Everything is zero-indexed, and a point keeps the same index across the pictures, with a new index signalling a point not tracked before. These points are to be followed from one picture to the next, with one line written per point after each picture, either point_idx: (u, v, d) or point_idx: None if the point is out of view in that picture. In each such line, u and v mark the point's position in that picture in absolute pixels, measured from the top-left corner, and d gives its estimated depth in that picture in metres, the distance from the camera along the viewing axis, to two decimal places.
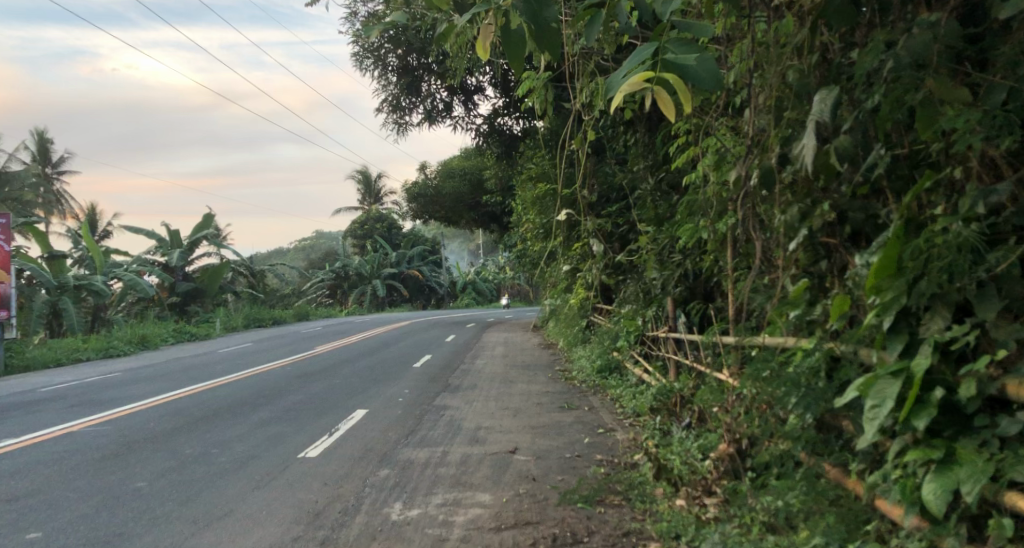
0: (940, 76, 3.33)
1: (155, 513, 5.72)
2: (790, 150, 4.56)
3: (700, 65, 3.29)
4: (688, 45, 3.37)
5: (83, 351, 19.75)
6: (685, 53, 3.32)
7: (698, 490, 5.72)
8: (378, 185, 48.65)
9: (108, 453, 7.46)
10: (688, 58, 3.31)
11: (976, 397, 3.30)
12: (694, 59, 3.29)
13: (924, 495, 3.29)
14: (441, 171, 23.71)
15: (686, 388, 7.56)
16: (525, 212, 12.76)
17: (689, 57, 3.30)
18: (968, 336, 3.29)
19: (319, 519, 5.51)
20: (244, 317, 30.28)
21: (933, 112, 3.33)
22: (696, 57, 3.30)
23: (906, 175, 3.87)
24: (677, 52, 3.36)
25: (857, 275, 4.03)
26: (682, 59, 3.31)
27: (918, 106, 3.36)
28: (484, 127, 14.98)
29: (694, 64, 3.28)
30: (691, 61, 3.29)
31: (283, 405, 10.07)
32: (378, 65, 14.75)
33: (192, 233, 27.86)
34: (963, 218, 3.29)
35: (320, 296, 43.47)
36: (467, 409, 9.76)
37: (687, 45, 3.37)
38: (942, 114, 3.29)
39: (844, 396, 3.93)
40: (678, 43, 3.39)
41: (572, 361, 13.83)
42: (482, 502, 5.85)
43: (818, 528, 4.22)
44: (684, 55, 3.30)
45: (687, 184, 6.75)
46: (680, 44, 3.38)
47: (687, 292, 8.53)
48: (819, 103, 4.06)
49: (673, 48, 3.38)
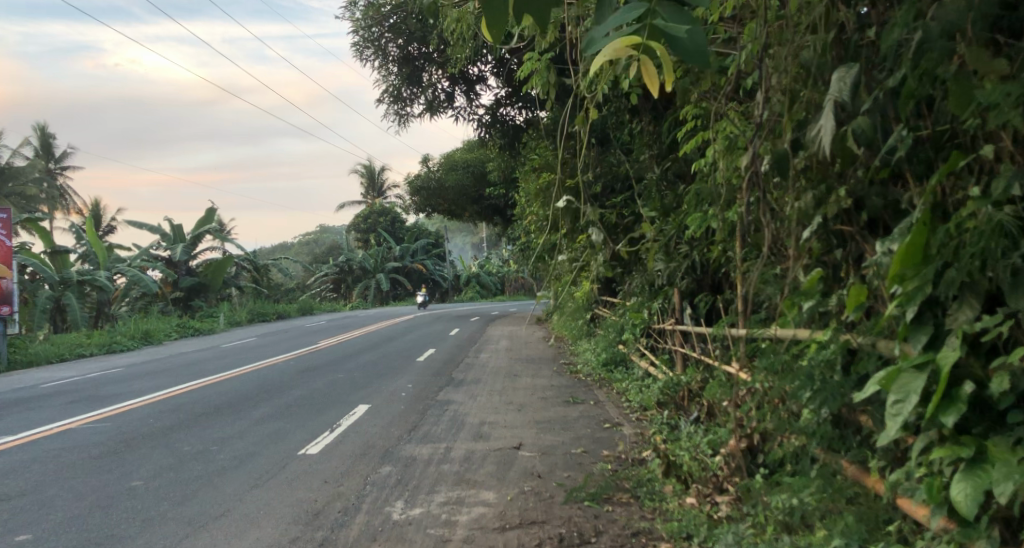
0: (974, 47, 3.17)
1: (150, 514, 5.55)
2: (804, 134, 4.38)
3: (690, 41, 2.97)
4: (682, 14, 3.06)
5: (86, 347, 19.62)
6: (677, 23, 3.02)
7: (709, 488, 5.55)
8: (381, 178, 48.57)
9: (104, 451, 7.30)
10: (679, 29, 3.01)
11: (1009, 392, 3.10)
12: (685, 32, 2.99)
13: (953, 497, 3.13)
14: (444, 163, 23.46)
15: (693, 382, 7.37)
16: (529, 204, 12.53)
17: (680, 28, 3.00)
18: (1000, 328, 3.10)
19: (318, 519, 5.34)
20: (247, 312, 30.20)
21: (968, 85, 3.15)
22: (688, 29, 3.00)
23: (930, 158, 3.66)
24: (667, 22, 3.06)
25: (876, 265, 3.84)
26: (672, 29, 3.01)
27: (952, 80, 3.18)
28: (486, 117, 14.78)
29: (685, 38, 2.98)
30: (682, 32, 2.99)
31: (283, 401, 9.91)
32: (378, 55, 14.58)
33: (194, 228, 27.74)
34: (994, 202, 3.08)
35: (324, 291, 43.43)
36: (471, 403, 9.61)
37: (679, 15, 3.05)
38: (977, 88, 3.10)
39: (864, 392, 3.76)
40: (671, 10, 3.07)
41: (577, 355, 13.66)
42: (487, 500, 5.68)
43: (836, 528, 4.06)
44: (676, 27, 3.01)
45: (695, 171, 6.52)
46: (672, 10, 3.07)
47: (694, 284, 8.35)
48: (838, 83, 3.88)
49: (664, 15, 3.08)
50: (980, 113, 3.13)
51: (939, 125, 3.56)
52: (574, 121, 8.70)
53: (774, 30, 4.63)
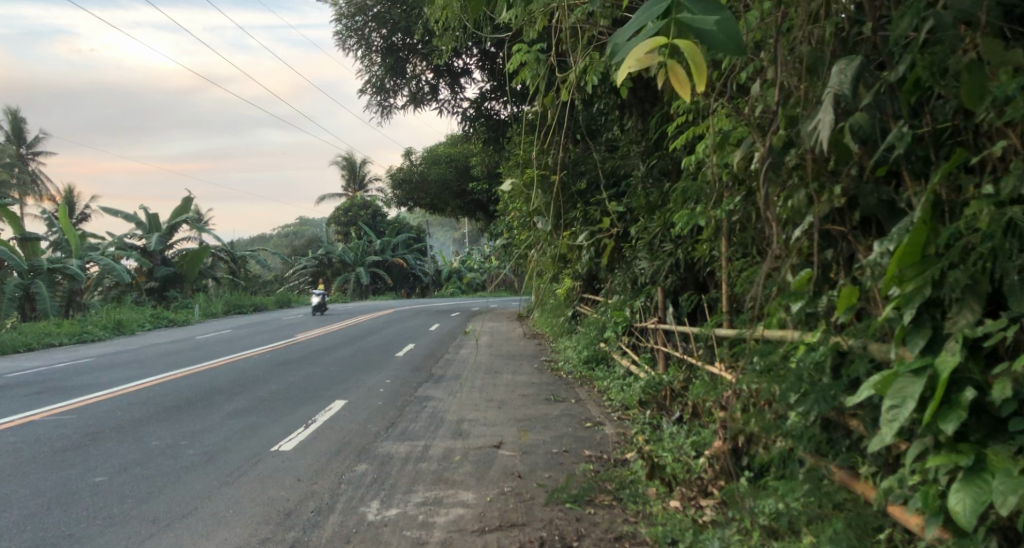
0: (989, 37, 3.08)
1: (111, 512, 5.32)
2: (797, 131, 4.26)
3: (720, 29, 2.85)
4: (707, 3, 2.93)
5: (54, 336, 19.21)
6: (704, 14, 2.87)
7: (693, 491, 5.43)
8: (363, 171, 48.16)
9: (68, 445, 7.06)
10: (707, 20, 2.86)
11: (1012, 398, 3.00)
12: (714, 20, 2.85)
13: (952, 506, 3.02)
14: (426, 157, 23.26)
15: (676, 382, 7.35)
16: (512, 200, 12.39)
17: (707, 20, 2.85)
18: (1003, 333, 2.99)
19: (289, 519, 5.16)
20: (224, 304, 29.78)
21: (982, 77, 3.05)
22: (716, 19, 2.85)
23: (928, 157, 3.54)
24: (695, 11, 2.92)
25: (870, 267, 3.72)
26: (698, 21, 2.86)
27: (965, 72, 3.07)
28: (470, 110, 14.61)
29: (713, 28, 2.84)
30: (709, 24, 2.84)
31: (257, 395, 9.68)
32: (361, 45, 14.37)
33: (171, 217, 27.32)
34: (1000, 201, 2.97)
35: (302, 283, 43.00)
36: (451, 400, 9.46)
37: (706, 5, 2.92)
38: (991, 81, 3.02)
39: (855, 397, 3.63)
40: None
41: (558, 352, 13.55)
42: (466, 501, 5.52)
43: (824, 535, 3.96)
44: (702, 17, 2.85)
45: (685, 166, 6.35)
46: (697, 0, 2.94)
47: (678, 282, 8.27)
48: (838, 75, 3.71)
49: (691, 6, 2.94)
50: (996, 107, 3.02)
51: (940, 122, 3.46)
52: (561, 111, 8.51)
53: (771, 22, 4.46)
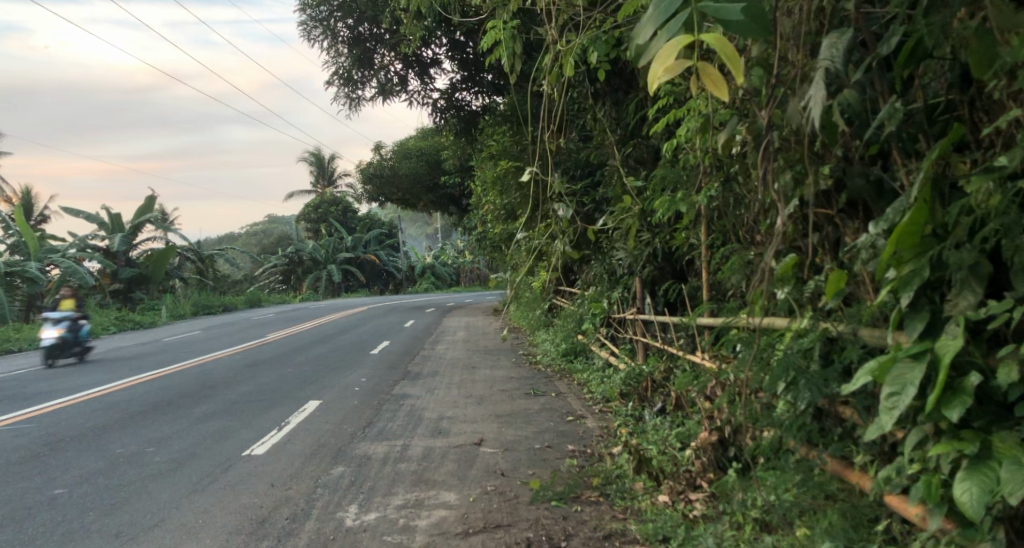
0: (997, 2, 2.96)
1: (72, 526, 5.07)
2: (781, 110, 4.11)
3: (748, 17, 3.10)
4: None
5: (14, 342, 18.64)
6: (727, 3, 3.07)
7: (681, 484, 5.28)
8: (332, 167, 47.58)
9: (26, 456, 6.77)
10: (731, 8, 3.08)
11: (1018, 382, 2.88)
12: (739, 9, 3.08)
13: (958, 498, 2.90)
14: (397, 151, 23.06)
15: (657, 372, 7.21)
16: (485, 192, 12.22)
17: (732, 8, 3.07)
18: (1007, 314, 2.88)
19: (263, 527, 4.96)
20: (192, 304, 29.20)
21: (990, 44, 2.93)
22: (741, 8, 3.09)
23: (919, 134, 3.39)
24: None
25: (862, 253, 3.59)
26: (726, 10, 3.07)
27: (972, 40, 2.96)
28: (440, 102, 14.38)
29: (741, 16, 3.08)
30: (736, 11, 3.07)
31: (227, 398, 9.41)
32: (327, 35, 14.07)
33: (134, 216, 26.73)
34: (1000, 176, 2.86)
35: (272, 282, 42.35)
36: (429, 397, 9.26)
37: None
38: (1001, 47, 2.89)
39: (851, 383, 3.49)
40: None
41: (536, 345, 13.42)
42: (448, 502, 5.34)
43: (820, 528, 3.83)
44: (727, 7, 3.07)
45: (662, 154, 6.19)
46: None
47: (656, 271, 8.13)
48: (829, 50, 3.57)
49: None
50: (1003, 77, 2.91)
51: (935, 98, 3.34)
52: (543, 90, 8.31)
53: None
